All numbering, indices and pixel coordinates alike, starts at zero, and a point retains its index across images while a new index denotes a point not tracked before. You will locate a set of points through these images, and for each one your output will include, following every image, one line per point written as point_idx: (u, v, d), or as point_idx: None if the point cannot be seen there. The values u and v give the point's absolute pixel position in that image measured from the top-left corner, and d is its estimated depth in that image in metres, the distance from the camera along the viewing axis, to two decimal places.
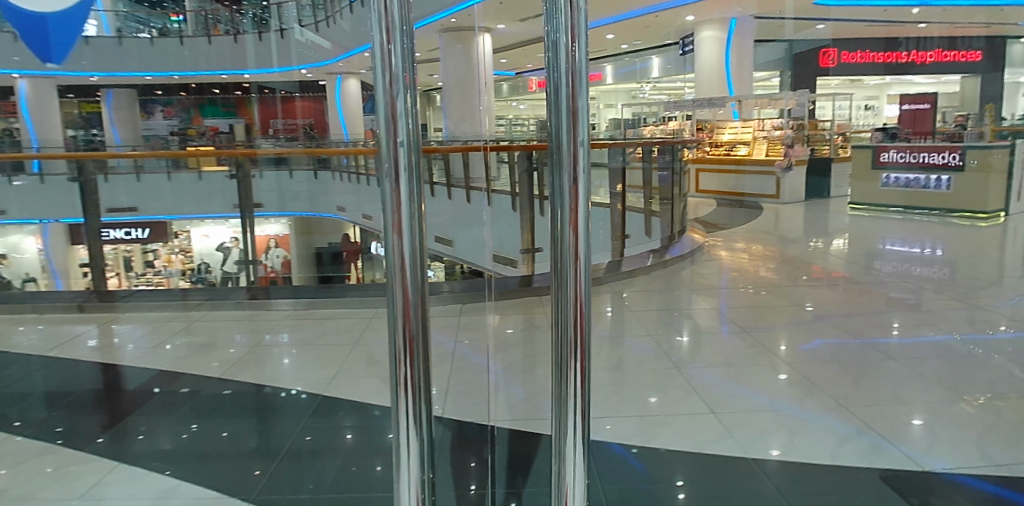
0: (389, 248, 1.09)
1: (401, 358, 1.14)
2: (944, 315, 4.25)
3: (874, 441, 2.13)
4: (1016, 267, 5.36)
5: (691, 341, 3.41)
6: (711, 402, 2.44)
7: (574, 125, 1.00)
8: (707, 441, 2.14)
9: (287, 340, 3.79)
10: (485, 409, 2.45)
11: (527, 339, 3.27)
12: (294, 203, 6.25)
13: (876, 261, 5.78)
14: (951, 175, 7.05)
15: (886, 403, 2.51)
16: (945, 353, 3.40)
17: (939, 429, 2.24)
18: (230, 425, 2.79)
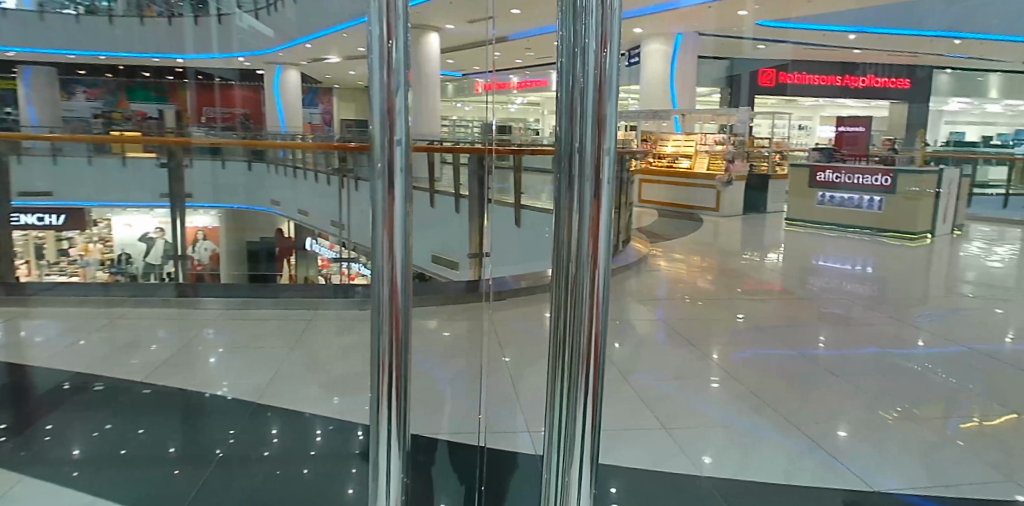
0: (378, 255, 0.98)
1: (385, 374, 1.04)
2: (875, 330, 4.38)
3: (822, 458, 2.13)
4: (939, 285, 5.60)
5: (638, 351, 3.37)
6: (661, 414, 2.39)
7: (599, 133, 0.92)
8: (661, 457, 2.08)
9: (216, 340, 3.56)
10: (432, 418, 2.31)
11: (473, 346, 3.15)
12: (230, 197, 5.98)
13: (810, 276, 5.93)
14: (882, 196, 7.35)
15: (828, 417, 2.52)
16: (881, 369, 3.47)
17: (884, 443, 2.27)
18: (154, 426, 2.58)
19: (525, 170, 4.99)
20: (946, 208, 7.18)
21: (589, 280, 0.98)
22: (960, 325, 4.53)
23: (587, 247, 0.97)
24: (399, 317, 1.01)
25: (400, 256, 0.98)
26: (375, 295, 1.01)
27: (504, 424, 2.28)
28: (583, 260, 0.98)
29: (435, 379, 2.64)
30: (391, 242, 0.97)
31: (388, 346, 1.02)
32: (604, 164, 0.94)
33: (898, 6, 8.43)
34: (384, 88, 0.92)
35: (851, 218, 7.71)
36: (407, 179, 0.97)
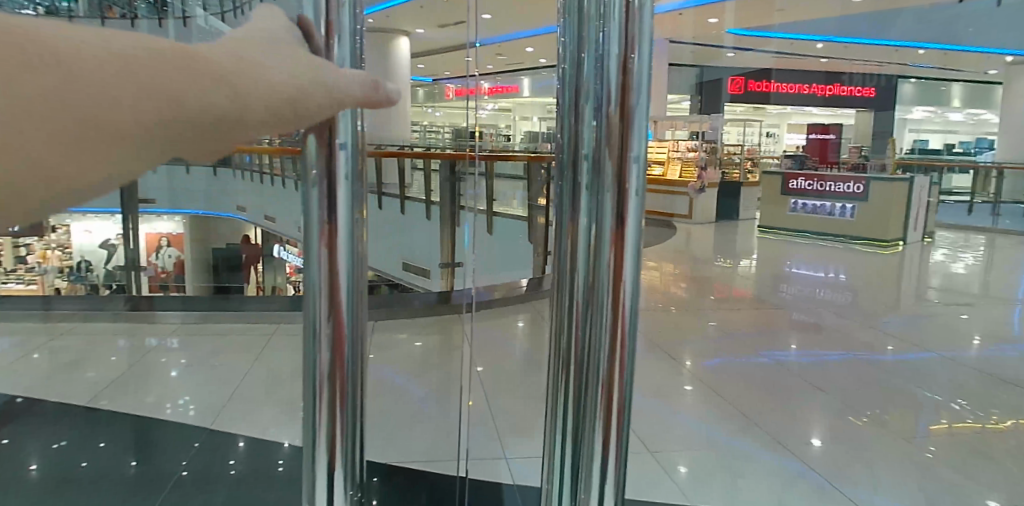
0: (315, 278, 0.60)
1: (324, 442, 0.64)
2: (845, 337, 4.33)
3: (819, 479, 2.03)
4: (909, 292, 5.61)
5: None
6: (645, 435, 2.26)
7: (622, 141, 0.76)
8: (648, 486, 1.93)
9: (174, 355, 3.38)
10: (401, 442, 2.13)
11: (440, 359, 3.00)
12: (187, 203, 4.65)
13: (783, 283, 5.88)
14: (854, 203, 7.41)
15: (817, 431, 2.42)
16: (856, 375, 3.41)
17: (871, 461, 2.18)
18: (104, 447, 2.38)
19: (497, 177, 4.89)
20: (916, 216, 7.22)
21: (605, 305, 0.81)
22: (928, 332, 4.51)
23: (606, 269, 0.80)
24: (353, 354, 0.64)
25: (343, 269, 0.61)
26: (308, 320, 0.63)
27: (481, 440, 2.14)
28: (601, 283, 0.81)
29: (405, 401, 2.46)
30: (331, 247, 0.60)
31: (329, 409, 0.63)
32: (629, 174, 0.78)
33: (868, 14, 8.49)
34: (321, 28, 0.54)
35: (823, 225, 7.74)
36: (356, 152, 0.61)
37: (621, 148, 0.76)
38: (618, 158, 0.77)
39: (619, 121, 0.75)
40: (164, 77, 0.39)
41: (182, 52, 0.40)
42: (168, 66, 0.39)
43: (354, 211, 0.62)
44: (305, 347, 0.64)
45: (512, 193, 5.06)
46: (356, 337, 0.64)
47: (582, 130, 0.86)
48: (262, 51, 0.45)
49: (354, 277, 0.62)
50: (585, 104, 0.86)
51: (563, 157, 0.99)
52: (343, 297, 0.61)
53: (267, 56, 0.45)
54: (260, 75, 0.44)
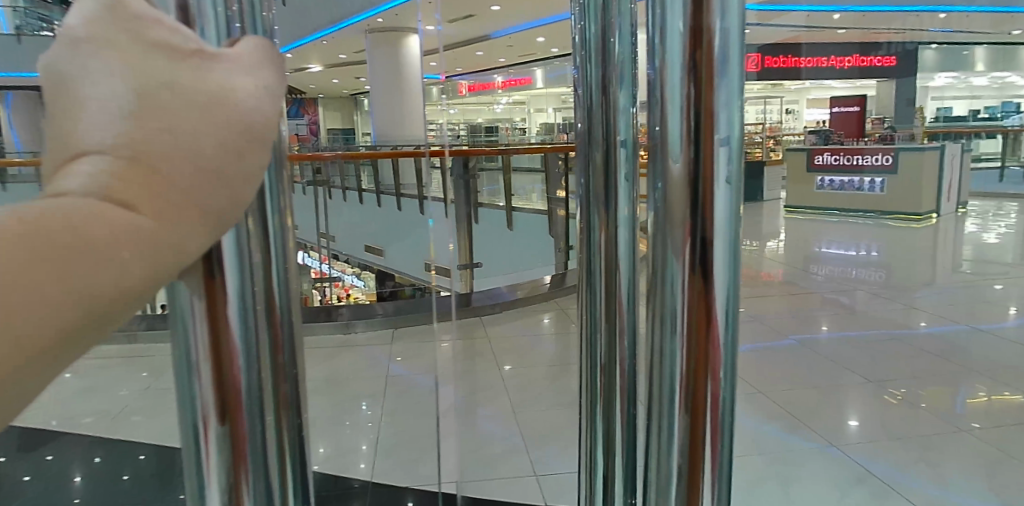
0: (183, 335, 0.33)
1: None
2: (880, 316, 4.17)
3: (862, 460, 2.01)
4: (947, 266, 5.39)
5: None
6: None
7: (695, 91, 0.35)
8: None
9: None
10: (425, 465, 1.99)
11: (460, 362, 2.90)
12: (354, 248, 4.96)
13: (813, 264, 5.69)
14: (884, 176, 7.13)
15: (878, 432, 2.23)
16: (898, 355, 3.24)
17: (919, 451, 2.08)
18: (132, 466, 2.30)
19: (514, 171, 4.75)
20: (949, 185, 6.98)
21: (676, 437, 0.40)
22: (966, 306, 4.32)
23: (674, 374, 0.39)
24: (281, 475, 0.36)
25: (236, 328, 0.33)
26: (181, 394, 0.34)
27: (517, 460, 2.00)
28: (662, 399, 0.40)
29: (430, 413, 2.33)
30: (214, 322, 0.32)
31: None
32: (715, 169, 0.36)
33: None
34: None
35: (853, 200, 7.47)
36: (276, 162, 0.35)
37: (702, 136, 0.36)
38: (702, 151, 0.36)
39: (693, 90, 0.35)
40: (54, 265, 0.27)
41: (62, 220, 0.28)
42: (56, 253, 0.27)
43: (257, 242, 0.34)
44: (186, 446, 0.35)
45: (531, 187, 4.81)
46: (267, 439, 0.35)
47: (617, 121, 0.59)
48: (153, 137, 0.30)
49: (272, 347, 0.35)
50: (621, 90, 0.59)
51: (595, 155, 0.62)
52: (246, 412, 0.34)
53: (174, 130, 0.31)
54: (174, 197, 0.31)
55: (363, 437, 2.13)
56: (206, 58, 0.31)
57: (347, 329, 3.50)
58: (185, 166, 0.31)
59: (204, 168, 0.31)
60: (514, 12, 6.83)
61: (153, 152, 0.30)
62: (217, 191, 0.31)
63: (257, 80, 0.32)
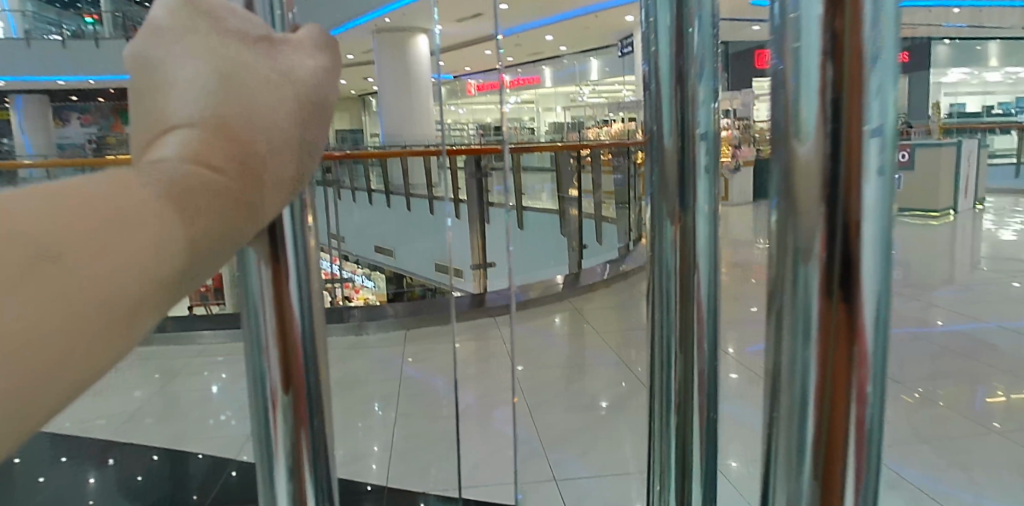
0: (257, 317, 0.43)
1: (277, 472, 0.45)
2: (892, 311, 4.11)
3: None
4: (964, 263, 5.31)
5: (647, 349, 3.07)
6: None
7: (844, 79, 0.35)
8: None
9: (210, 354, 3.23)
10: (436, 469, 1.94)
11: (473, 361, 2.88)
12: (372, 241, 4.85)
13: None
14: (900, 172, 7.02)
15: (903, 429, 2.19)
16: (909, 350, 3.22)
17: (942, 450, 2.03)
18: (149, 465, 2.28)
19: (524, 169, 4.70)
20: (966, 181, 6.88)
21: (806, 435, 0.40)
22: (987, 304, 4.23)
23: (807, 369, 0.39)
24: (320, 427, 0.46)
25: (295, 305, 0.43)
26: (254, 375, 0.45)
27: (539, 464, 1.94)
28: (802, 399, 0.40)
29: (445, 413, 2.29)
30: (278, 301, 0.43)
31: (284, 451, 0.44)
32: (864, 155, 0.36)
33: None
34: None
35: None
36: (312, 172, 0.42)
37: (845, 147, 0.36)
38: (846, 155, 0.36)
39: (831, 102, 0.36)
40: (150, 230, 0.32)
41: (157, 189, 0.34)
42: (93, 226, 0.31)
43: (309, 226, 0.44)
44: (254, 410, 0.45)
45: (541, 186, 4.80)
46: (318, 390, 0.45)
47: (696, 113, 0.57)
48: (230, 109, 0.37)
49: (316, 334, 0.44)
50: (698, 82, 0.56)
51: (665, 142, 0.58)
52: (304, 367, 0.44)
53: (245, 108, 0.37)
54: (245, 156, 0.37)
55: (375, 436, 2.10)
56: (272, 45, 0.39)
57: (360, 331, 3.45)
58: (255, 131, 0.38)
59: (276, 137, 0.38)
60: (523, 9, 6.76)
61: (234, 125, 0.37)
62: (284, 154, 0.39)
63: (312, 60, 0.40)
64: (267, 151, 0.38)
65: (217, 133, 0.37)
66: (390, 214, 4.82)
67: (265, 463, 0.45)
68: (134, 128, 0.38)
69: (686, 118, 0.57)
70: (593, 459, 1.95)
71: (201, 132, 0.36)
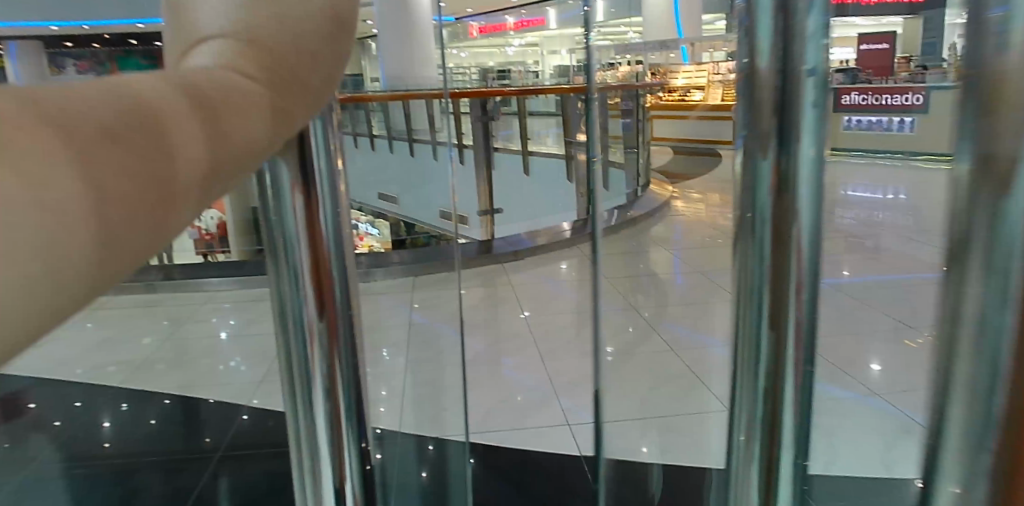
0: (297, 256, 0.58)
1: (313, 378, 0.61)
2: (900, 256, 4.08)
3: (879, 405, 1.99)
4: None
5: (654, 294, 3.06)
6: (685, 357, 2.25)
7: None
8: (677, 402, 1.92)
9: (215, 302, 3.21)
10: (448, 414, 1.90)
11: (480, 308, 2.88)
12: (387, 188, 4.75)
13: (837, 207, 5.55)
14: (915, 116, 6.84)
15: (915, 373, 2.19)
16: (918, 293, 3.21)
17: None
18: (159, 409, 2.27)
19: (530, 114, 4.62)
20: None
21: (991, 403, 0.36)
22: None
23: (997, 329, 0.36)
24: (339, 347, 0.62)
25: (326, 248, 0.59)
26: (292, 310, 0.60)
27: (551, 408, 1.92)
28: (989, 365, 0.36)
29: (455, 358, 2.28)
30: (313, 243, 0.58)
31: (319, 359, 0.61)
32: None
33: None
34: None
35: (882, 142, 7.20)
36: (327, 132, 0.57)
37: None
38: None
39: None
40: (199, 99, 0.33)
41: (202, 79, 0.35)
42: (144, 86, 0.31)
43: (330, 188, 0.59)
44: (290, 330, 0.61)
45: (546, 131, 4.76)
46: (340, 316, 0.62)
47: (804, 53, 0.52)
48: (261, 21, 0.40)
49: (340, 260, 0.61)
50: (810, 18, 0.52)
51: (767, 81, 0.53)
52: (331, 298, 0.60)
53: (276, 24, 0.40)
54: (277, 70, 0.39)
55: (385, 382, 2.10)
56: None
57: (366, 278, 3.44)
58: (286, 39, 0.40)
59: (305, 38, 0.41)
60: None
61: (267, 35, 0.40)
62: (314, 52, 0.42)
63: None
64: (298, 71, 0.40)
65: (250, 48, 0.39)
66: (393, 159, 4.69)
67: (303, 369, 0.61)
68: (174, 52, 0.40)
69: (792, 60, 0.52)
70: (606, 404, 1.94)
71: (237, 47, 0.38)
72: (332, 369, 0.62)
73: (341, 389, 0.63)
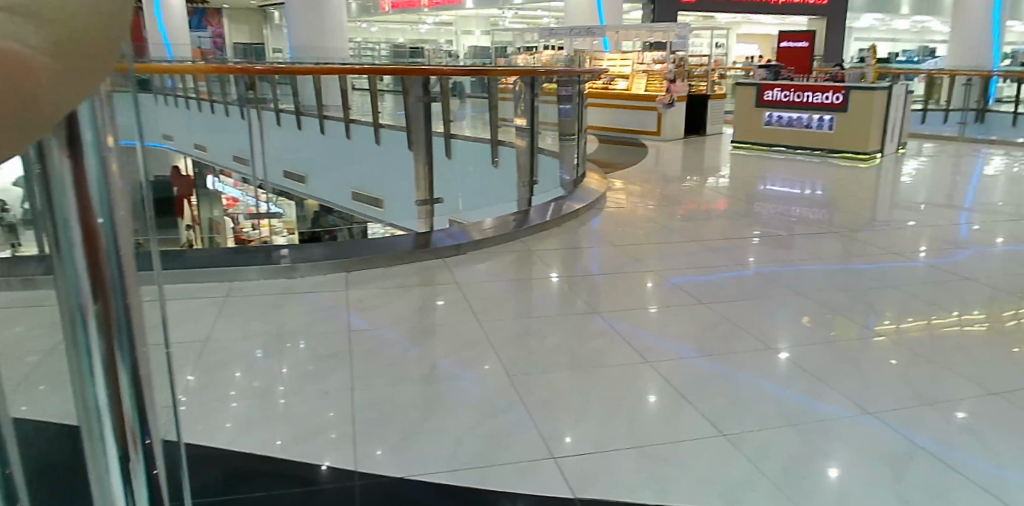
0: (64, 203, 0.66)
1: (91, 321, 0.71)
2: (827, 247, 4.12)
3: (885, 420, 1.74)
4: (885, 204, 5.43)
5: (602, 292, 2.89)
6: (660, 370, 2.01)
7: None
8: (662, 425, 1.70)
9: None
10: (412, 452, 1.60)
11: (421, 309, 2.60)
12: (343, 169, 4.52)
13: (759, 200, 5.61)
14: (833, 114, 7.00)
15: (902, 371, 2.03)
16: (854, 286, 3.20)
17: (911, 381, 1.96)
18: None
19: (454, 94, 4.00)
20: (890, 123, 7.00)
21: None
22: (913, 242, 4.31)
23: None
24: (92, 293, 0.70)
25: (94, 203, 0.68)
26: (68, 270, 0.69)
27: (527, 440, 1.64)
28: None
29: (404, 375, 2.00)
30: (78, 186, 0.66)
31: (99, 313, 0.70)
32: None
33: None
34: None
35: (799, 139, 7.31)
36: (95, 112, 0.67)
37: None
38: None
39: None
40: None
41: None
42: None
43: (80, 132, 0.65)
44: (66, 316, 0.72)
45: (462, 113, 4.17)
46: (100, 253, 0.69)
47: None
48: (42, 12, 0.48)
49: (111, 223, 0.70)
50: None
51: None
52: (95, 233, 0.68)
53: (63, 24, 0.50)
54: (62, 42, 0.50)
55: (334, 407, 1.81)
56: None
57: (291, 274, 3.06)
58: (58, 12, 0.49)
59: (70, 30, 0.50)
60: None
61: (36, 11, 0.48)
62: (74, 41, 0.51)
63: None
64: (55, 68, 0.50)
65: (37, 25, 0.48)
66: (310, 138, 4.47)
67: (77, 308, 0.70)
68: None
69: None
70: (586, 430, 1.68)
71: (9, 17, 0.46)
72: (113, 362, 0.73)
73: (106, 330, 0.71)
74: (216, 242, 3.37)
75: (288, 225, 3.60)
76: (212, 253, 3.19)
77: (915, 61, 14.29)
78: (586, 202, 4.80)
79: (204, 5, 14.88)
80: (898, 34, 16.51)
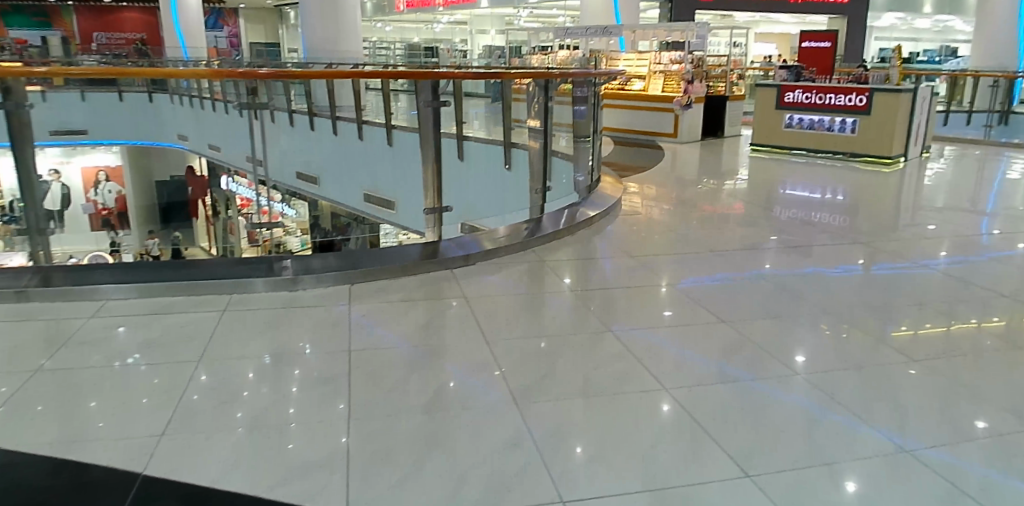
0: None
1: None
2: (851, 255, 3.94)
3: (931, 461, 1.59)
4: (909, 209, 5.23)
5: (618, 307, 2.75)
6: (682, 399, 1.88)
7: None
8: (685, 466, 1.57)
9: (105, 316, 2.63)
10: (412, 493, 1.48)
11: (427, 327, 2.47)
12: (357, 175, 4.45)
13: (778, 205, 5.44)
14: (855, 116, 6.79)
15: (942, 403, 1.88)
16: (883, 298, 3.03)
17: (956, 416, 1.81)
18: (21, 439, 1.74)
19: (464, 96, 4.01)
20: (915, 126, 6.77)
21: None
22: (940, 250, 4.11)
23: None
24: None
25: None
26: None
27: (534, 480, 1.52)
28: None
29: (405, 402, 1.88)
30: None
31: None
32: None
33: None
34: None
35: (821, 141, 7.12)
36: None
37: None
38: None
39: None
40: None
41: None
42: None
43: None
44: None
45: (475, 112, 4.22)
46: None
47: None
48: None
49: None
50: None
51: None
52: None
53: None
54: None
55: (330, 441, 1.70)
56: None
57: (293, 286, 2.95)
58: None
59: None
60: None
61: None
62: None
63: None
64: None
65: None
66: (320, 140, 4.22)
67: None
68: None
69: None
70: (600, 471, 1.55)
71: None
72: None
73: None
74: (232, 251, 3.26)
75: (302, 225, 3.43)
76: (217, 263, 3.09)
77: (937, 61, 13.96)
78: (601, 208, 4.63)
79: (220, 5, 14.90)
80: (919, 34, 16.17)
